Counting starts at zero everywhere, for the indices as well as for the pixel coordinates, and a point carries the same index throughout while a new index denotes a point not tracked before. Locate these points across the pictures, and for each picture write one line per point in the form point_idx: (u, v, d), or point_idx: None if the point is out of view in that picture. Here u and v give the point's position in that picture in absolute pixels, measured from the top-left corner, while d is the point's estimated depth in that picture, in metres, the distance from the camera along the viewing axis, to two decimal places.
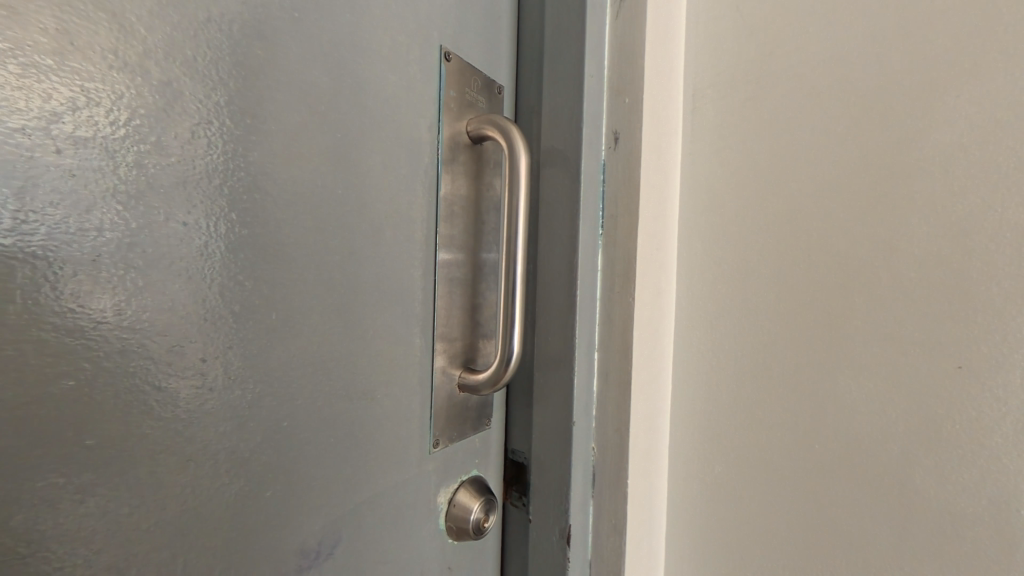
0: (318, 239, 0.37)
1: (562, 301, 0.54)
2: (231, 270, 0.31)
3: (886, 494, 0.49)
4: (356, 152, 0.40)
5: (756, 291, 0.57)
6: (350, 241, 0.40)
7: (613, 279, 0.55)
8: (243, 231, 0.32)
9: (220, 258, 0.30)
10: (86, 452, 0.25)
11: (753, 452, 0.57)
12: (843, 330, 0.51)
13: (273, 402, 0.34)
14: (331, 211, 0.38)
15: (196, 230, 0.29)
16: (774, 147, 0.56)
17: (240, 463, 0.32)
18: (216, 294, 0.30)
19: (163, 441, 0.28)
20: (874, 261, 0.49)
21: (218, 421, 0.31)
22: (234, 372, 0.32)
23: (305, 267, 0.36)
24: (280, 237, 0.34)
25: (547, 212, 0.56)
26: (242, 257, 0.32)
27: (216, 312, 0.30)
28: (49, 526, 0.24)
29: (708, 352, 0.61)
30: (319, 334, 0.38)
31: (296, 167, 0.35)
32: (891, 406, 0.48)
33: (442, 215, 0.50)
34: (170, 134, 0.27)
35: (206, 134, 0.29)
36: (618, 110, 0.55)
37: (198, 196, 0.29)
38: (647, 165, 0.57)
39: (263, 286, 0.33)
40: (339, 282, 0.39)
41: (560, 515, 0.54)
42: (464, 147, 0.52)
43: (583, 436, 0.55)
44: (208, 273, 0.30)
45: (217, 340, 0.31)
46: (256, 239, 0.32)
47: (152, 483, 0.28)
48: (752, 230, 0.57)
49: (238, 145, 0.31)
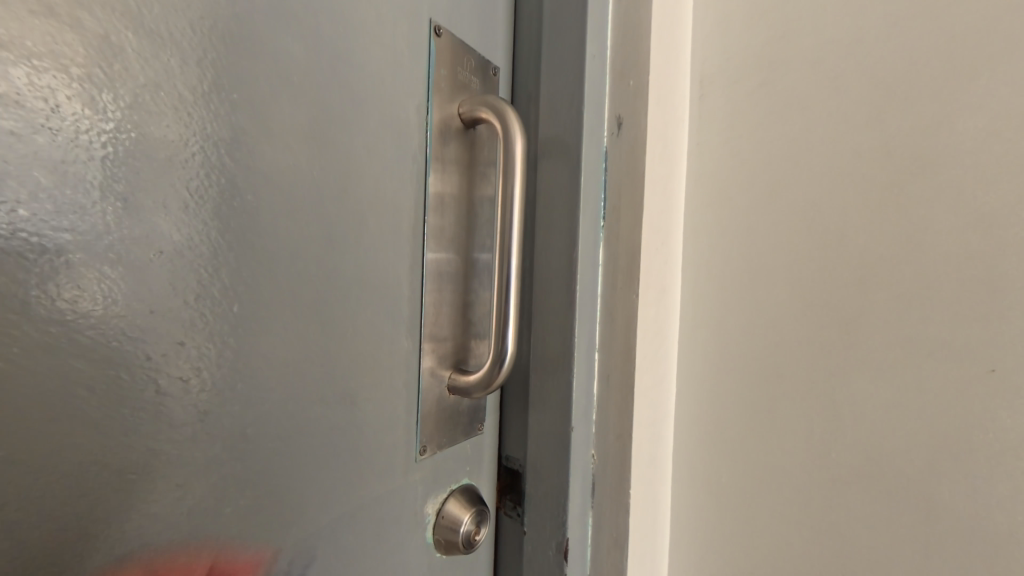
0: (293, 226, 0.33)
1: (561, 298, 0.50)
2: (183, 257, 0.27)
3: (908, 508, 0.44)
4: (338, 133, 0.36)
5: (768, 289, 0.53)
6: (330, 230, 0.36)
7: (615, 275, 0.51)
8: (200, 212, 0.28)
9: (170, 242, 0.27)
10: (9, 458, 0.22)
11: (761, 461, 0.53)
12: (863, 330, 0.47)
13: (238, 407, 0.31)
14: (307, 194, 0.34)
15: (140, 208, 0.25)
16: (787, 135, 0.52)
17: (197, 475, 0.29)
18: (165, 284, 0.27)
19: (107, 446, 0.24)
20: (898, 256, 0.45)
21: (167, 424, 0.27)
22: (196, 369, 0.28)
23: (276, 258, 0.32)
24: (245, 222, 0.30)
25: (545, 203, 0.52)
26: (197, 241, 0.28)
27: (166, 305, 0.27)
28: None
29: (716, 354, 0.57)
30: (292, 332, 0.34)
31: (268, 144, 0.31)
32: (913, 413, 0.44)
33: (431, 204, 0.46)
34: (113, 100, 0.24)
35: (154, 99, 0.26)
36: (621, 95, 0.51)
37: (142, 171, 0.25)
38: (654, 153, 0.53)
39: (224, 277, 0.29)
40: (308, 273, 0.35)
41: (556, 526, 0.51)
42: (456, 131, 0.48)
43: (582, 443, 0.51)
44: (156, 259, 0.26)
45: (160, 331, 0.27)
46: (216, 222, 0.29)
47: (88, 501, 0.24)
48: (763, 224, 0.53)
49: (195, 114, 0.27)
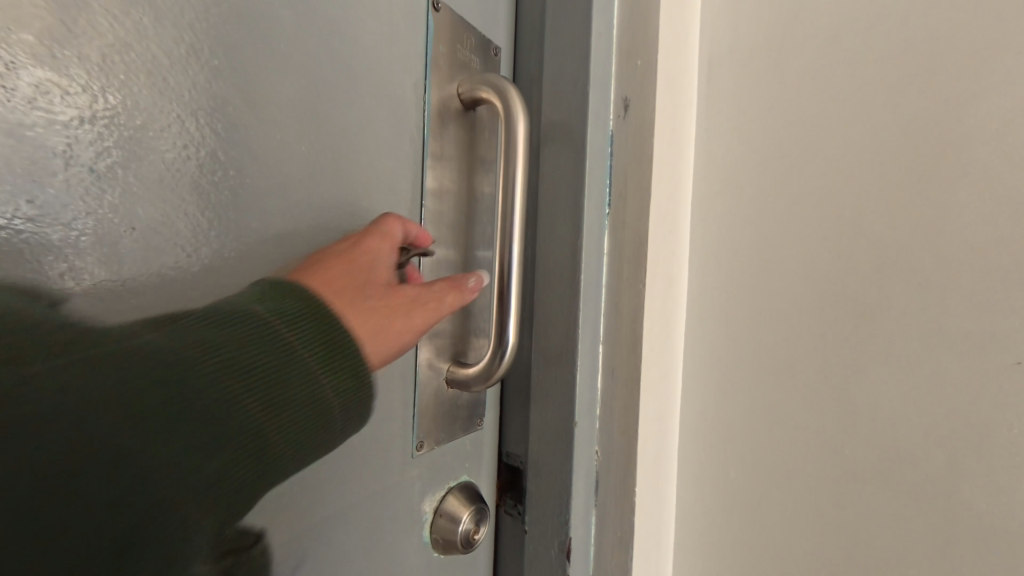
0: (279, 204, 0.32)
1: (564, 288, 0.48)
2: (154, 231, 0.26)
3: (926, 507, 0.42)
4: (329, 108, 0.35)
5: (778, 279, 0.51)
6: (324, 210, 0.35)
7: (621, 264, 0.49)
8: (172, 184, 0.27)
9: (139, 214, 0.26)
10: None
11: (771, 457, 0.51)
12: (880, 322, 0.45)
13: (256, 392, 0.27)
14: (294, 171, 0.33)
15: (107, 177, 0.24)
16: (800, 119, 0.50)
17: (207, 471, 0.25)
18: (135, 257, 0.26)
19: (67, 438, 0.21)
20: (917, 244, 0.43)
21: (155, 413, 0.23)
22: (192, 352, 0.25)
23: (260, 238, 0.31)
24: (222, 197, 0.29)
25: (548, 189, 0.50)
26: (168, 215, 0.27)
27: (138, 279, 0.26)
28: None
29: (724, 348, 0.55)
30: None
31: (254, 120, 0.30)
32: (932, 408, 0.42)
33: (429, 188, 0.44)
34: (92, 72, 0.24)
35: (124, 62, 0.25)
36: (628, 77, 0.49)
37: (109, 138, 0.24)
38: (662, 138, 0.51)
39: (199, 254, 0.28)
40: (296, 257, 0.33)
41: (558, 525, 0.49)
42: (455, 113, 0.46)
43: (586, 439, 0.49)
44: (124, 231, 0.25)
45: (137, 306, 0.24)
46: (189, 196, 0.27)
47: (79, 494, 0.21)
48: (774, 211, 0.51)
49: (169, 79, 0.26)
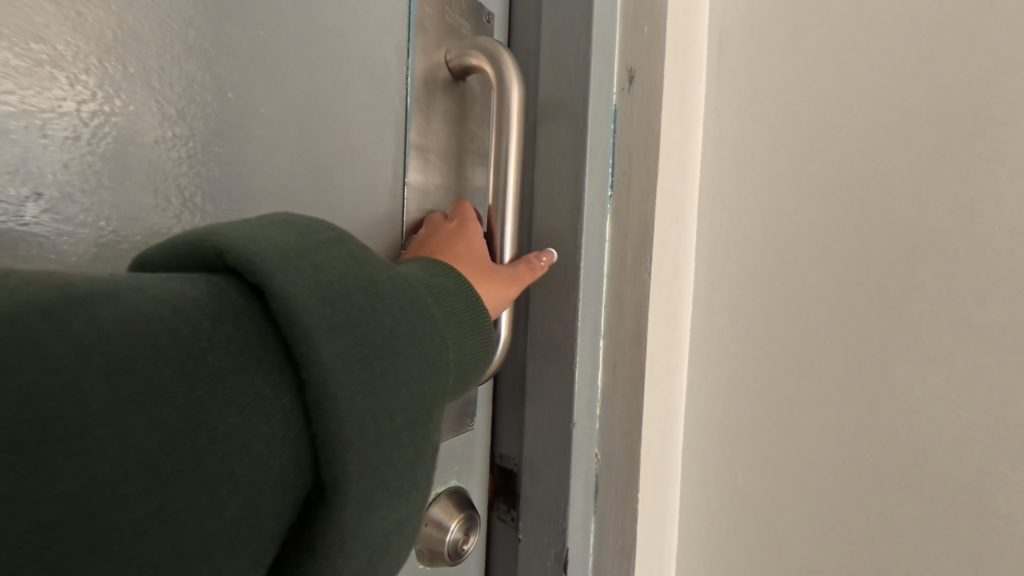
0: (239, 168, 0.30)
1: (562, 276, 0.44)
2: (92, 193, 0.25)
3: (956, 516, 0.39)
4: (294, 63, 0.32)
5: (793, 268, 0.47)
6: (294, 175, 0.33)
7: (624, 251, 0.46)
8: (110, 144, 0.25)
9: (74, 174, 0.24)
10: (127, 324, 0.16)
11: (783, 460, 0.48)
12: (907, 315, 0.41)
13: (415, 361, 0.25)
14: (254, 131, 0.31)
15: (35, 134, 0.23)
16: (819, 94, 0.46)
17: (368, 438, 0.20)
18: (72, 220, 0.24)
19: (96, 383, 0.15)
20: (950, 228, 0.39)
21: (376, 359, 0.22)
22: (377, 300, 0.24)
23: (217, 203, 0.29)
24: (169, 159, 0.27)
25: (545, 169, 0.46)
26: (108, 176, 0.25)
27: (77, 241, 0.25)
28: (115, 436, 0.15)
29: (734, 342, 0.52)
30: None
31: (204, 75, 0.28)
32: (964, 408, 0.38)
33: (414, 163, 0.41)
34: (22, 25, 0.23)
35: (47, 8, 0.23)
36: (632, 44, 0.45)
37: (36, 92, 0.23)
38: (670, 111, 0.47)
39: (146, 218, 0.27)
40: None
41: (556, 534, 0.46)
42: (444, 83, 0.43)
43: (586, 438, 0.45)
44: (60, 192, 0.24)
45: (291, 232, 0.22)
46: (131, 157, 0.26)
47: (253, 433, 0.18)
48: (789, 195, 0.48)
49: (100, 29, 0.25)
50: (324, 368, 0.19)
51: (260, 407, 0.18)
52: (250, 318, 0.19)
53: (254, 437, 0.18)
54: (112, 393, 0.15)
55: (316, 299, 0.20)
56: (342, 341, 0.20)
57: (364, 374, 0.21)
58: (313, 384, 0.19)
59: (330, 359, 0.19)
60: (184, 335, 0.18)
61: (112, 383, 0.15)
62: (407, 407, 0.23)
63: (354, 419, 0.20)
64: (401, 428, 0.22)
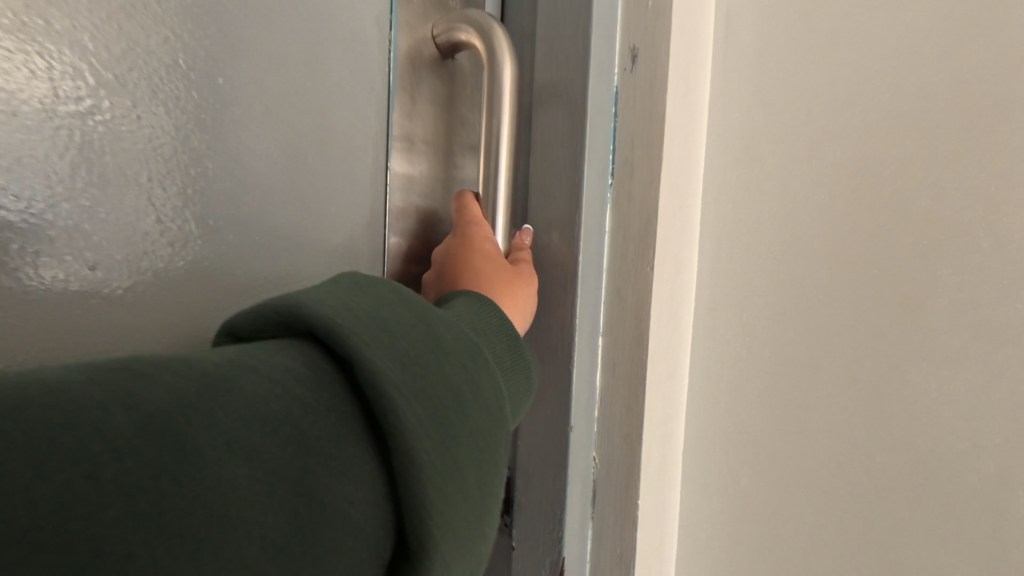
0: (232, 173, 0.33)
1: (557, 269, 0.42)
2: (105, 205, 0.29)
3: (976, 528, 0.36)
4: (277, 61, 0.35)
5: (799, 262, 0.45)
6: (279, 168, 0.35)
7: (625, 243, 0.42)
8: (123, 162, 0.29)
9: (90, 189, 0.29)
10: (251, 404, 0.19)
11: (788, 463, 0.46)
12: (924, 312, 0.38)
13: (482, 411, 0.27)
14: (243, 134, 0.33)
15: (61, 160, 0.28)
16: (830, 75, 0.43)
17: (451, 497, 0.23)
18: (90, 228, 0.29)
19: (105, 447, 0.16)
20: (974, 219, 0.36)
21: (451, 418, 0.24)
22: (446, 356, 0.26)
23: (214, 206, 0.33)
24: (174, 171, 0.31)
25: (542, 157, 0.43)
26: (118, 191, 0.29)
27: (96, 244, 0.29)
28: (252, 512, 0.18)
29: (738, 339, 0.49)
30: (245, 272, 0.34)
31: (198, 91, 0.31)
32: (988, 413, 0.36)
33: (398, 144, 0.42)
34: (47, 66, 0.27)
35: (64, 48, 0.27)
36: (637, 20, 0.42)
37: (60, 120, 0.27)
38: (677, 92, 0.43)
39: (155, 223, 0.31)
40: (259, 262, 0.35)
41: (552, 542, 0.44)
42: (430, 62, 0.43)
43: (584, 442, 0.43)
44: (83, 206, 0.28)
45: (365, 300, 0.25)
46: (138, 174, 0.30)
47: (355, 497, 0.21)
48: (794, 183, 0.45)
49: (107, 61, 0.28)
50: (412, 435, 0.22)
51: (347, 466, 0.21)
52: (336, 382, 0.22)
53: (343, 497, 0.20)
54: (251, 474, 0.18)
55: (392, 364, 0.23)
56: (422, 407, 0.23)
57: (443, 433, 0.23)
58: (389, 443, 0.22)
59: (416, 425, 0.22)
60: (294, 411, 0.21)
61: (251, 455, 0.18)
62: (476, 458, 0.25)
63: (439, 474, 0.22)
64: (464, 477, 0.24)
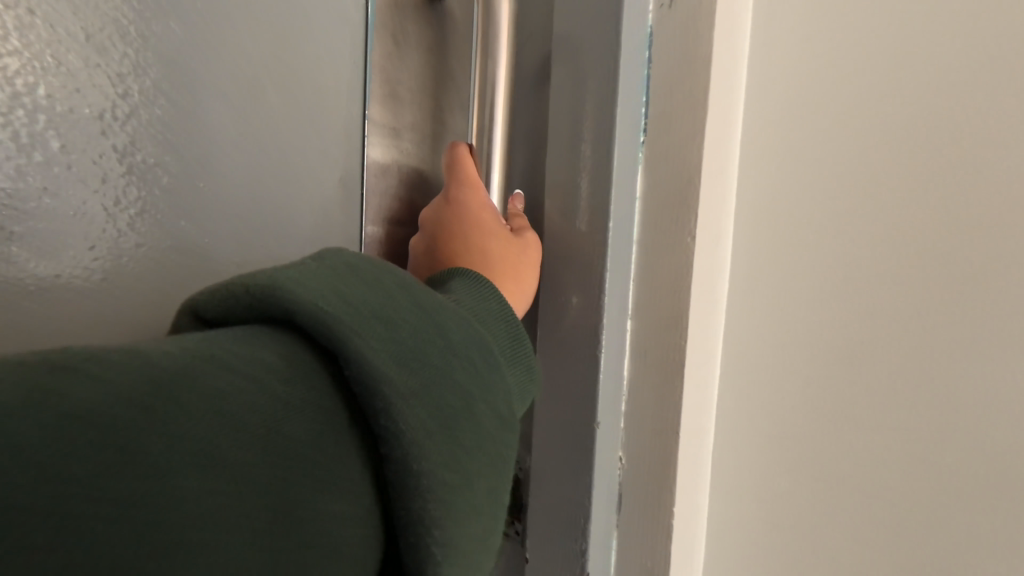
0: (189, 132, 0.32)
1: (575, 238, 0.36)
2: (56, 170, 0.29)
3: None
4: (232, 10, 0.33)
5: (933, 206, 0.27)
6: (240, 124, 0.34)
7: (660, 208, 0.34)
8: (67, 126, 0.29)
9: (37, 155, 0.28)
10: (209, 406, 0.15)
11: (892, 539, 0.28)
12: None
13: (493, 414, 0.22)
14: (198, 91, 0.32)
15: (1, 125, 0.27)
16: None
17: (456, 518, 0.18)
18: (41, 194, 0.29)
19: (18, 436, 0.12)
20: None
21: (457, 422, 0.19)
22: (452, 347, 0.21)
23: (172, 168, 0.32)
24: (124, 133, 0.30)
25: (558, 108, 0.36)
26: (69, 155, 0.29)
27: (52, 211, 0.29)
28: (206, 547, 0.14)
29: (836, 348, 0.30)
30: (209, 235, 0.33)
31: (144, 47, 0.30)
32: None
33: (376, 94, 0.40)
34: None
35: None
36: None
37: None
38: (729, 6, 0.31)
39: (109, 188, 0.30)
40: (216, 235, 0.34)
41: (571, 555, 0.38)
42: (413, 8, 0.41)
43: (610, 439, 0.37)
44: (31, 172, 0.28)
45: (353, 277, 0.20)
46: (88, 139, 0.29)
47: (339, 518, 0.16)
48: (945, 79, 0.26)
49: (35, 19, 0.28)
50: (410, 444, 0.17)
51: (343, 487, 0.17)
52: (328, 385, 0.17)
53: (339, 523, 0.16)
54: (204, 485, 0.14)
55: (384, 358, 0.18)
56: (422, 412, 0.18)
57: (446, 441, 0.19)
58: (395, 458, 0.17)
59: (413, 432, 0.17)
60: (263, 413, 0.16)
61: (208, 473, 0.14)
62: (485, 468, 0.21)
63: (443, 494, 0.18)
64: (481, 494, 0.20)
